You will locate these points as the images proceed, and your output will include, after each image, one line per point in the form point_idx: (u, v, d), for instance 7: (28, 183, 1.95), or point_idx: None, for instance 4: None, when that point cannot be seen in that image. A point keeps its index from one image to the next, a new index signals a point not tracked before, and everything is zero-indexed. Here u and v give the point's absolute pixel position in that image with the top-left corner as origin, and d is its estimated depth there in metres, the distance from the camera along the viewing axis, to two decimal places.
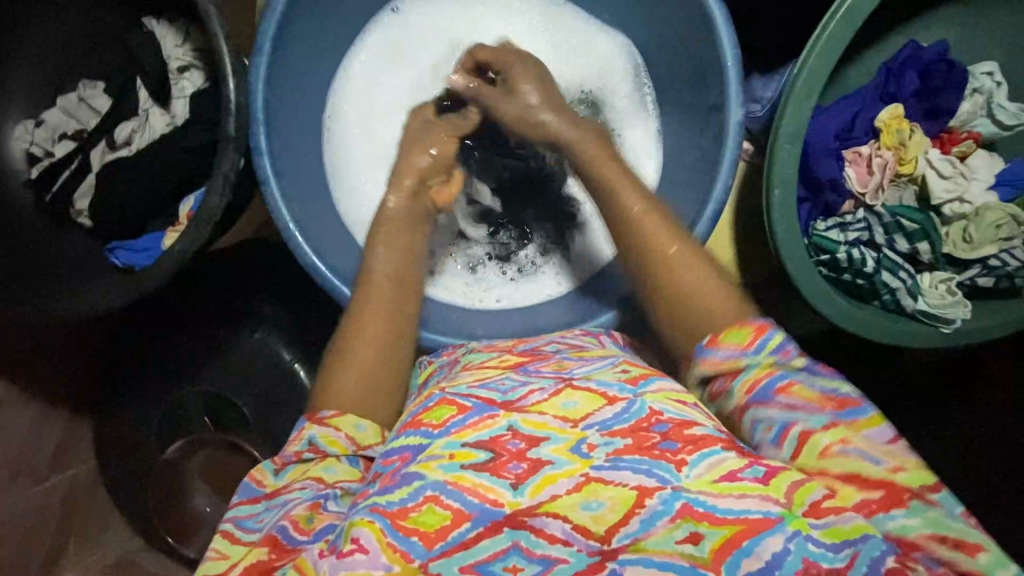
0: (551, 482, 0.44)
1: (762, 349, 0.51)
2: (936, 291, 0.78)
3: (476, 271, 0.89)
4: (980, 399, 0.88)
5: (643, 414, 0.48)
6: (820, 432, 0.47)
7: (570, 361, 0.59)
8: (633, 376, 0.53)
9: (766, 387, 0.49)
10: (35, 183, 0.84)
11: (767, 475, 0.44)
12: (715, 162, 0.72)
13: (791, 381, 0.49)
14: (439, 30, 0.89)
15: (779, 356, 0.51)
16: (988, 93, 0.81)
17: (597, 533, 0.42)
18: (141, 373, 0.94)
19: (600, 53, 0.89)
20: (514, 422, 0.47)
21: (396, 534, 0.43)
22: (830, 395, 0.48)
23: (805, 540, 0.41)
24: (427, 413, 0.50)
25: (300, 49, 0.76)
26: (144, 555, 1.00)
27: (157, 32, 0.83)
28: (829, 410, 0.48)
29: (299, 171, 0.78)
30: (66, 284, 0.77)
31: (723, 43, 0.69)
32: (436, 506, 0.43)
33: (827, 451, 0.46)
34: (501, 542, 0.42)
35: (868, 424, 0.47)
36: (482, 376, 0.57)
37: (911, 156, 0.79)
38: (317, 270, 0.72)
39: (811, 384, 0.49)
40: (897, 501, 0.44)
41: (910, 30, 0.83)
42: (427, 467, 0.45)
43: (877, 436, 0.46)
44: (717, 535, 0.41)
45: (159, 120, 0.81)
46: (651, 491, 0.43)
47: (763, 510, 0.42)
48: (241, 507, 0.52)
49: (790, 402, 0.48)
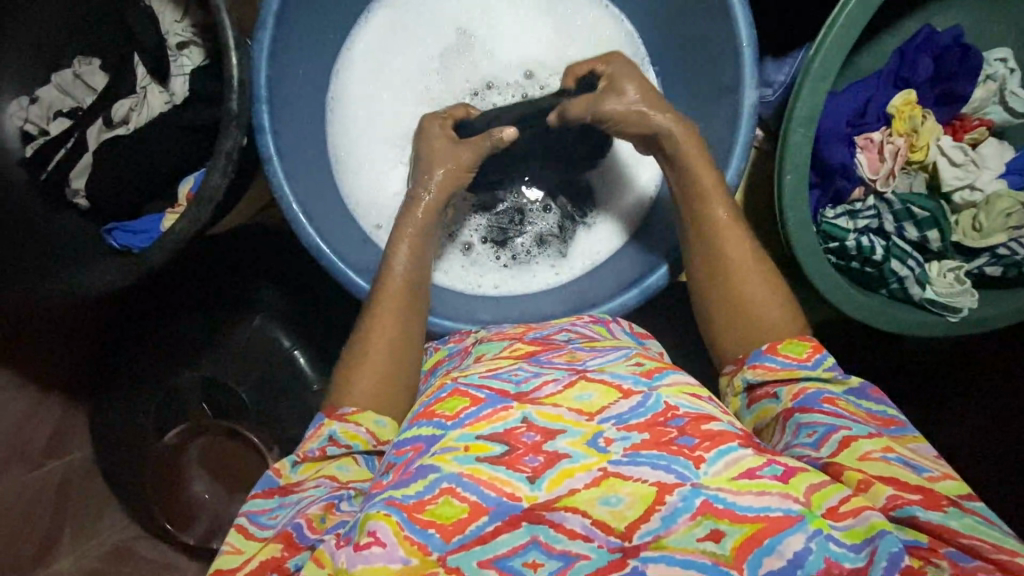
0: (569, 475, 0.43)
1: (819, 365, 0.55)
2: (944, 279, 0.77)
3: (471, 253, 0.88)
4: (982, 387, 0.89)
5: (659, 409, 0.46)
6: (864, 439, 0.47)
7: (583, 351, 0.58)
8: (648, 369, 0.52)
9: (812, 395, 0.52)
10: (28, 161, 0.82)
11: (785, 474, 0.42)
12: (728, 145, 0.71)
13: (837, 394, 0.52)
14: (445, 11, 0.87)
15: (834, 373, 0.55)
16: (1001, 79, 0.80)
17: (618, 529, 0.41)
18: (140, 357, 0.92)
19: (608, 34, 0.88)
20: (529, 414, 0.46)
21: (413, 527, 0.42)
22: (874, 415, 0.51)
23: (827, 540, 0.40)
24: (441, 404, 0.49)
25: (304, 24, 0.74)
26: (140, 542, 1.00)
27: (155, 6, 0.80)
28: (874, 424, 0.50)
29: (302, 153, 0.76)
30: (63, 265, 0.75)
31: (739, 24, 0.68)
32: (452, 499, 0.42)
33: (867, 455, 0.46)
34: (519, 537, 0.41)
35: (913, 439, 0.49)
36: (493, 366, 0.55)
37: (924, 142, 0.78)
38: (321, 252, 0.70)
39: (858, 404, 0.52)
40: (934, 505, 0.43)
41: (924, 15, 0.82)
42: (443, 459, 0.44)
43: (923, 450, 0.48)
44: (739, 533, 0.40)
45: (158, 99, 0.79)
46: (670, 487, 0.42)
47: (783, 508, 0.41)
48: (255, 502, 0.51)
49: (835, 409, 0.51)
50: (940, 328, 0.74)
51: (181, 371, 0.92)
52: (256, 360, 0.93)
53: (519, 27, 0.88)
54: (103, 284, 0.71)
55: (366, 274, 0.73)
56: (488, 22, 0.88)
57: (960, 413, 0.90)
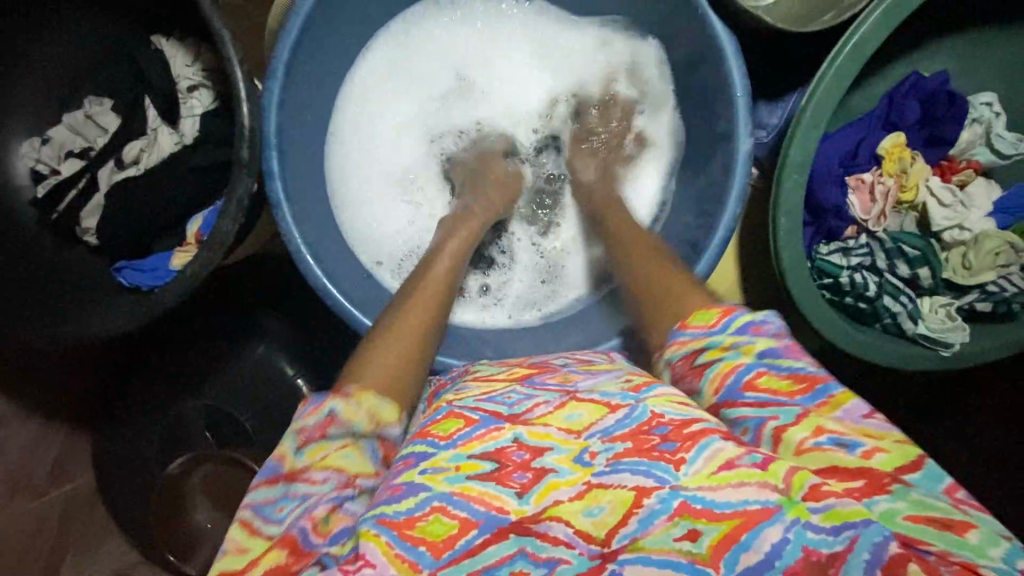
0: (554, 488, 0.44)
1: (727, 327, 0.51)
2: (935, 315, 0.80)
3: (487, 291, 0.89)
4: (970, 409, 0.92)
5: (643, 418, 0.47)
6: (792, 427, 0.45)
7: (576, 373, 0.58)
8: (636, 384, 0.52)
9: (732, 384, 0.49)
10: (39, 201, 0.83)
11: (765, 461, 0.43)
12: (723, 190, 0.74)
13: (755, 371, 0.48)
14: (441, 49, 0.90)
15: (740, 336, 0.50)
16: (987, 123, 0.83)
17: (598, 537, 0.42)
18: (144, 391, 0.93)
19: (595, 74, 0.91)
20: (519, 434, 0.48)
21: (403, 544, 0.42)
22: (796, 376, 0.47)
23: (804, 528, 0.40)
24: (436, 425, 0.50)
25: (315, 72, 0.77)
26: (141, 568, 0.99)
27: (166, 51, 0.82)
28: (798, 398, 0.46)
29: (310, 197, 0.78)
30: (73, 306, 0.76)
31: (734, 76, 0.71)
32: (442, 516, 0.43)
33: (803, 446, 0.44)
34: (507, 548, 0.42)
35: (837, 404, 0.45)
36: (489, 388, 0.56)
37: (913, 182, 0.81)
38: (326, 290, 0.72)
39: (775, 369, 0.48)
40: (878, 488, 0.41)
41: (912, 60, 0.85)
42: (434, 479, 0.45)
43: (848, 416, 0.45)
44: (716, 531, 0.41)
45: (168, 140, 0.81)
46: (649, 491, 0.43)
47: (761, 500, 0.41)
48: (256, 493, 0.47)
49: (757, 396, 0.47)
50: (932, 363, 0.75)
51: (182, 400, 0.93)
52: (262, 388, 0.93)
53: (515, 73, 0.92)
54: (112, 326, 0.71)
55: (371, 311, 0.75)
56: (484, 58, 0.91)
57: (949, 438, 0.92)
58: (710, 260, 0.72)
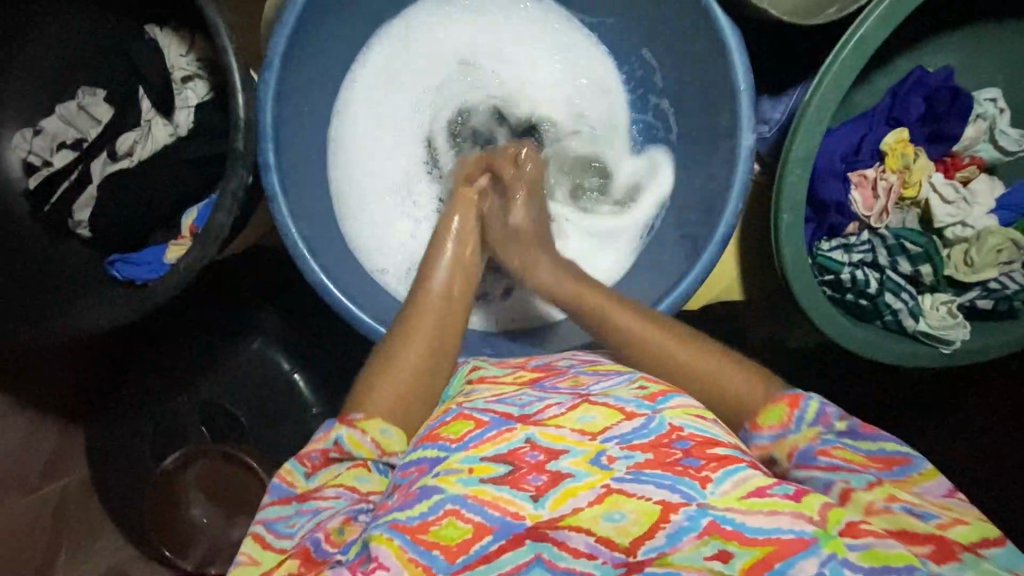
0: (573, 494, 0.43)
1: (802, 422, 0.51)
2: (937, 313, 0.78)
3: None
4: (970, 406, 0.92)
5: (662, 431, 0.46)
6: (863, 490, 0.45)
7: (585, 375, 0.58)
8: (651, 393, 0.51)
9: (806, 450, 0.49)
10: (31, 193, 0.82)
11: (797, 493, 0.42)
12: (725, 186, 0.73)
13: (831, 443, 0.49)
14: (445, 44, 0.89)
15: (819, 427, 0.51)
16: (991, 118, 0.82)
17: (622, 544, 0.42)
18: (137, 386, 0.92)
19: (601, 73, 0.90)
20: (532, 435, 0.47)
21: (417, 549, 0.42)
22: (873, 456, 0.48)
23: (841, 565, 0.39)
24: (446, 427, 0.50)
25: (312, 64, 0.75)
26: (136, 563, 0.99)
27: (160, 40, 0.81)
28: (872, 469, 0.47)
29: (307, 191, 0.77)
30: (65, 300, 0.75)
31: (738, 70, 0.70)
32: (457, 520, 0.43)
33: (872, 506, 0.44)
34: (524, 555, 0.41)
35: (919, 480, 0.47)
36: (498, 391, 0.55)
37: (916, 179, 0.80)
38: (323, 286, 0.71)
39: (853, 447, 0.49)
40: (948, 555, 0.40)
41: (916, 55, 0.84)
42: (447, 480, 0.44)
43: (928, 492, 0.46)
44: (749, 555, 0.40)
45: (162, 131, 0.80)
46: (675, 506, 0.42)
47: (796, 530, 0.40)
48: (269, 511, 0.51)
49: (832, 461, 0.47)
50: (932, 360, 0.76)
51: (176, 396, 0.93)
52: (253, 382, 0.94)
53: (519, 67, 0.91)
54: (106, 320, 0.70)
55: (367, 306, 0.74)
56: (489, 53, 0.90)
57: (948, 434, 0.92)
58: (712, 255, 0.72)
